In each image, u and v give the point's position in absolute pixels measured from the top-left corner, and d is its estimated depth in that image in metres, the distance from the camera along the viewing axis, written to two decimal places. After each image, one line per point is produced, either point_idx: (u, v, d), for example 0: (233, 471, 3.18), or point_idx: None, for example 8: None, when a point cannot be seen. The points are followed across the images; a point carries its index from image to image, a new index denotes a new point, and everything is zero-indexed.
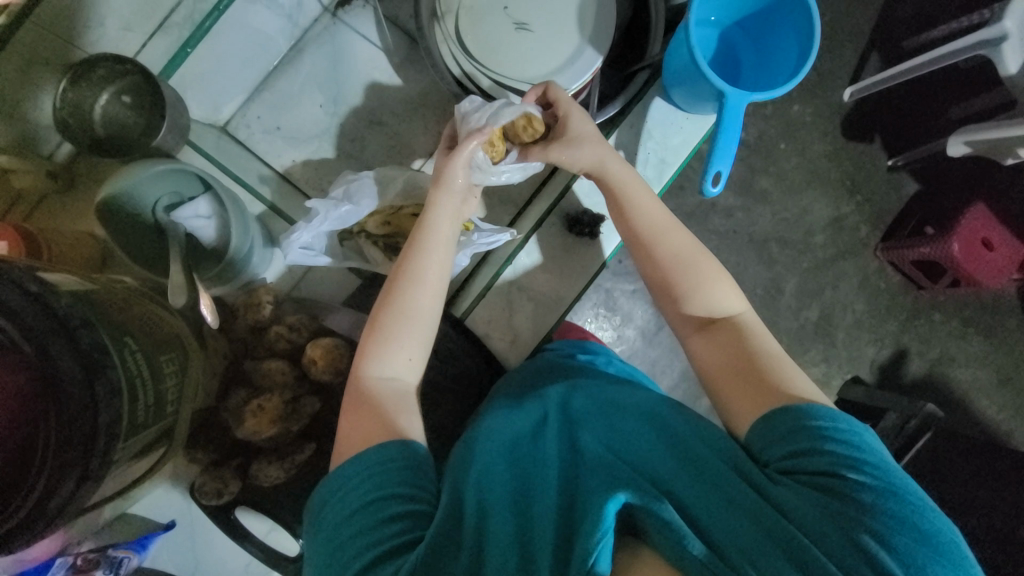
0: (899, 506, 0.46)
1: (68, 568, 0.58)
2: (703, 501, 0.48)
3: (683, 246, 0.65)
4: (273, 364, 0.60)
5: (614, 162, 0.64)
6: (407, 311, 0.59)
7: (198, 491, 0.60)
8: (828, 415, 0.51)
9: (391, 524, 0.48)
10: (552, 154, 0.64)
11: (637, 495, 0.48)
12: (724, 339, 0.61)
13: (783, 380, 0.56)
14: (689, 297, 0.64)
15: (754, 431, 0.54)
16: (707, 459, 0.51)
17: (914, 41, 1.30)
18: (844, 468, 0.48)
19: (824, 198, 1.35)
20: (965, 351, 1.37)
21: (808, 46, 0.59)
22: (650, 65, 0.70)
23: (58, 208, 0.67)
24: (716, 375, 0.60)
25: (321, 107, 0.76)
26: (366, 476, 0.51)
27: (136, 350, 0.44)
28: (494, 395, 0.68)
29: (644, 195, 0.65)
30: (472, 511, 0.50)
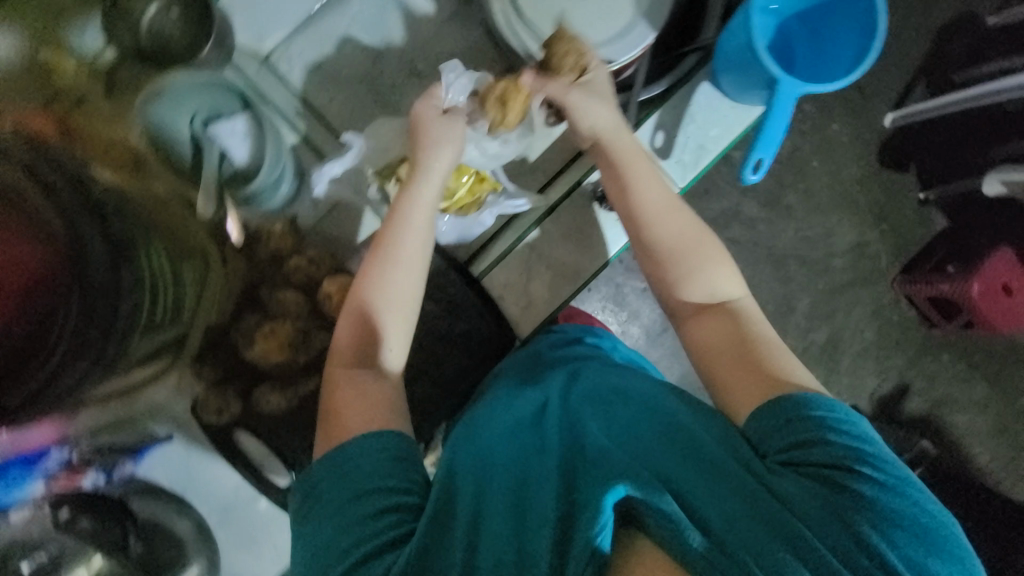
0: (898, 500, 0.45)
1: (65, 466, 0.58)
2: (702, 489, 0.45)
3: (687, 228, 0.63)
4: (287, 295, 0.61)
5: (626, 137, 0.65)
6: (382, 282, 0.59)
7: (200, 406, 0.61)
8: (825, 405, 0.51)
9: (383, 517, 0.47)
10: (570, 98, 0.64)
11: (637, 489, 0.44)
12: (720, 324, 0.60)
13: (768, 367, 0.55)
14: (683, 281, 0.62)
15: (754, 419, 0.52)
16: (708, 443, 0.49)
17: (962, 75, 1.27)
18: (845, 459, 0.47)
19: (848, 222, 1.32)
20: (969, 396, 1.35)
21: (870, 39, 0.58)
22: (701, 48, 0.70)
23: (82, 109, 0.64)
24: (708, 359, 0.59)
25: (364, 49, 0.74)
26: (353, 468, 0.50)
27: (160, 251, 0.44)
28: (494, 382, 0.67)
29: (650, 179, 0.64)
30: (467, 504, 0.49)
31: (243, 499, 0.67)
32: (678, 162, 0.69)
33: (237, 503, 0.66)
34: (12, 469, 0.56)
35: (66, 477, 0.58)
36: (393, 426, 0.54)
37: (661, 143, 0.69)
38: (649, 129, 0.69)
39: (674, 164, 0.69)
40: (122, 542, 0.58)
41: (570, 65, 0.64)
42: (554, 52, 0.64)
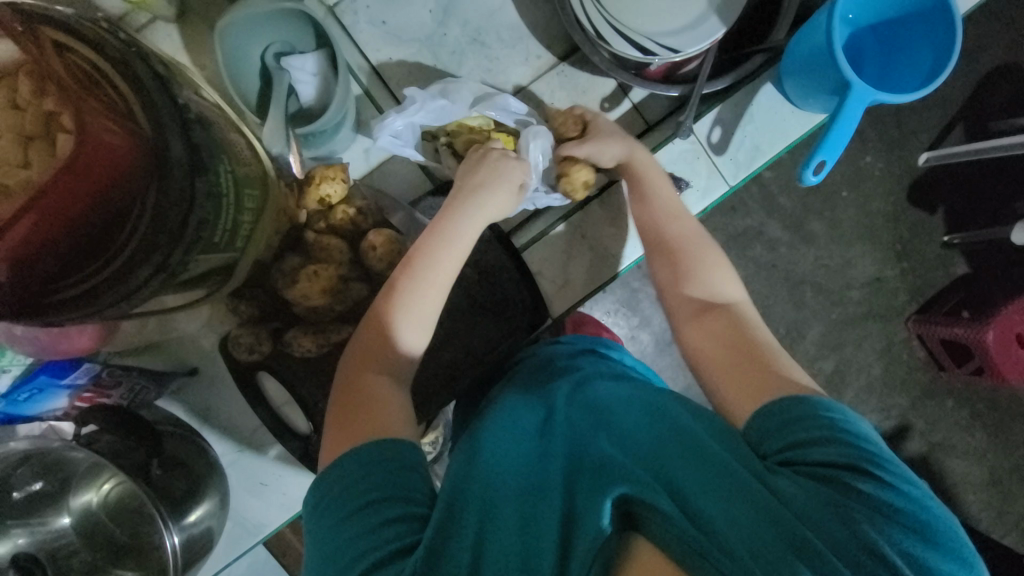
0: (903, 500, 0.43)
1: (93, 378, 0.57)
2: (703, 490, 0.43)
3: (691, 230, 0.63)
4: (332, 241, 0.60)
5: (642, 150, 0.66)
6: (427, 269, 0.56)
7: (231, 342, 0.60)
8: (825, 405, 0.48)
9: (389, 527, 0.45)
10: (589, 145, 0.64)
11: (634, 485, 0.43)
12: (722, 323, 0.57)
13: (775, 370, 0.52)
14: (691, 278, 0.60)
15: (754, 421, 0.50)
16: (707, 443, 0.46)
17: (1000, 124, 1.26)
18: (849, 459, 0.44)
19: (870, 256, 1.30)
20: (967, 443, 1.34)
21: (948, 52, 0.58)
22: (770, 49, 0.69)
23: (154, 33, 0.63)
24: (708, 364, 0.56)
25: (430, 13, 0.73)
26: (355, 480, 0.47)
27: (230, 172, 0.44)
28: (506, 386, 0.63)
29: (661, 183, 0.65)
30: (474, 506, 0.46)
31: (257, 442, 0.66)
32: (732, 161, 0.70)
33: (249, 445, 0.66)
34: (39, 377, 0.55)
35: (91, 393, 0.57)
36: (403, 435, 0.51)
37: (717, 139, 0.70)
38: (707, 123, 0.69)
39: (728, 162, 0.70)
40: (146, 464, 0.56)
41: (572, 125, 0.66)
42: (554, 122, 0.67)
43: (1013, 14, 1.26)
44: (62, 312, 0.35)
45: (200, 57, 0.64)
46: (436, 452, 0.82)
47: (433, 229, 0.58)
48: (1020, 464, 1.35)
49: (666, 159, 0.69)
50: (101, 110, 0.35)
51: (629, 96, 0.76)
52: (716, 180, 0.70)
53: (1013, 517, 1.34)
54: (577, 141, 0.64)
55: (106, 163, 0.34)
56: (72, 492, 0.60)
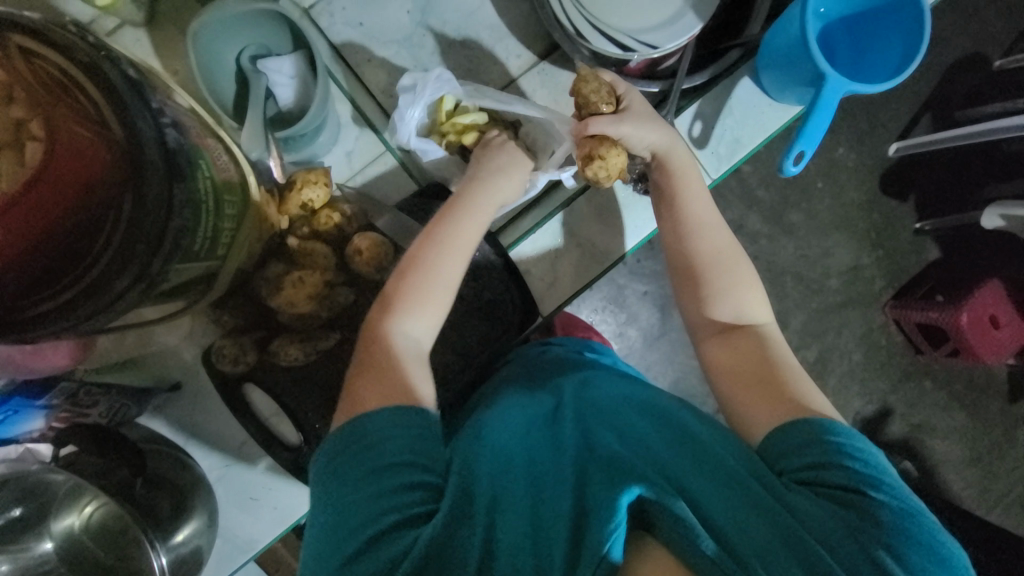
0: (918, 529, 0.43)
1: (69, 398, 0.54)
2: (720, 505, 0.43)
3: (723, 244, 0.63)
4: (316, 246, 0.59)
5: (682, 145, 0.64)
6: (431, 272, 0.56)
7: (215, 354, 0.59)
8: (844, 431, 0.49)
9: (406, 493, 0.45)
10: (624, 126, 0.60)
11: (649, 487, 0.43)
12: (745, 345, 0.59)
13: (795, 390, 0.54)
14: (719, 297, 0.61)
15: (769, 439, 0.50)
16: (722, 457, 0.47)
17: (964, 114, 1.30)
18: (863, 485, 0.45)
19: (847, 244, 1.33)
20: (946, 424, 1.38)
21: (917, 43, 0.60)
22: (745, 44, 0.70)
23: (124, 38, 0.61)
24: (727, 380, 0.57)
25: (409, 14, 0.73)
26: (378, 439, 0.47)
27: (207, 176, 0.43)
28: (502, 384, 0.64)
29: (699, 196, 0.64)
30: (483, 502, 0.45)
31: (245, 455, 0.65)
32: (713, 154, 0.71)
33: (237, 459, 0.64)
34: (12, 401, 0.52)
35: (67, 413, 0.54)
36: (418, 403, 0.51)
37: (698, 133, 0.70)
38: (688, 117, 0.70)
39: (710, 155, 0.71)
40: (131, 481, 0.55)
41: (606, 97, 0.62)
42: (580, 93, 0.62)
43: (973, 7, 1.30)
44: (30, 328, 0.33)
45: (173, 62, 0.63)
46: None
47: (444, 230, 0.58)
48: (996, 442, 1.39)
49: None
50: (69, 114, 0.33)
51: None
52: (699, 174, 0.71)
53: (992, 493, 1.38)
54: (613, 118, 0.60)
55: (78, 172, 0.33)
56: (53, 516, 0.56)
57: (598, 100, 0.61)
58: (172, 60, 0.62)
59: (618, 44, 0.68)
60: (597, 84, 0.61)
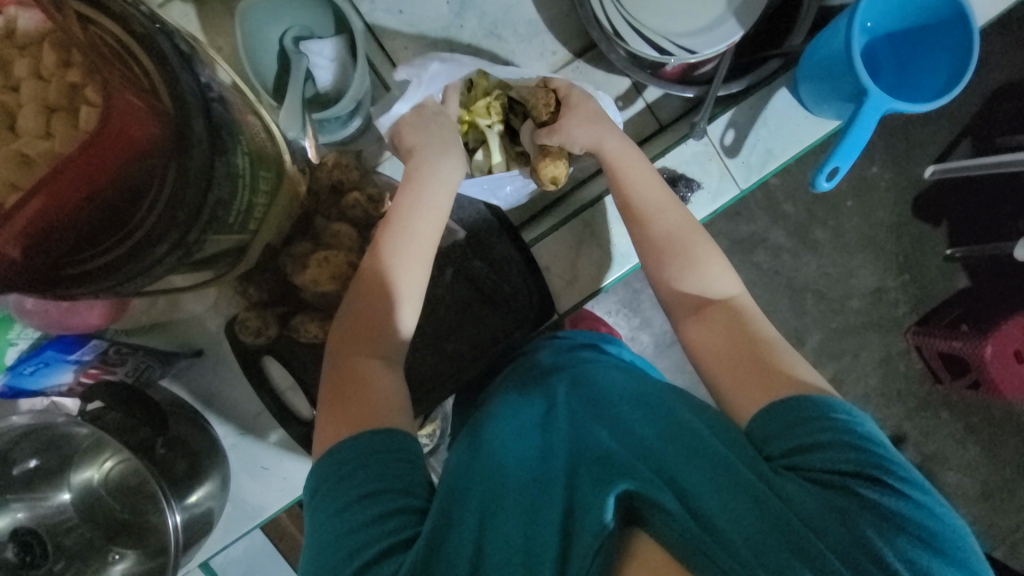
0: (907, 506, 0.44)
1: (99, 355, 0.56)
2: (710, 491, 0.43)
3: (674, 222, 0.61)
4: (342, 228, 0.60)
5: (613, 138, 0.63)
6: (390, 248, 0.56)
7: (238, 326, 0.59)
8: (833, 407, 0.49)
9: (384, 522, 0.45)
10: (560, 133, 0.63)
11: (636, 480, 0.44)
12: (722, 322, 0.57)
13: (785, 369, 0.53)
14: (682, 273, 0.60)
15: (756, 421, 0.50)
16: (710, 442, 0.46)
17: (1006, 140, 1.26)
18: (855, 465, 0.45)
19: (872, 266, 1.30)
20: (961, 457, 1.34)
21: (966, 61, 0.58)
22: (786, 54, 0.69)
23: (175, 13, 0.63)
24: (711, 361, 0.56)
25: (448, 4, 0.73)
26: (353, 468, 0.48)
27: (246, 152, 0.44)
28: (505, 379, 0.64)
29: (642, 178, 0.62)
30: (475, 506, 0.46)
31: (259, 426, 0.66)
32: (744, 163, 0.70)
33: (251, 429, 0.66)
34: (46, 352, 0.54)
35: (97, 369, 0.56)
36: (400, 424, 0.52)
37: (730, 141, 0.69)
38: (721, 125, 0.69)
39: (740, 164, 0.70)
40: (150, 442, 0.57)
41: (545, 105, 0.65)
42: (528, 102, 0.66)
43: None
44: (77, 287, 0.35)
45: (218, 38, 0.64)
46: (434, 445, 0.83)
47: (397, 227, 0.57)
48: (1011, 479, 1.35)
49: (679, 159, 0.69)
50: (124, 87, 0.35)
51: (643, 95, 0.76)
52: (727, 183, 0.70)
53: (1002, 531, 1.34)
54: (552, 128, 0.64)
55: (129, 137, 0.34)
56: (73, 469, 0.60)
57: (539, 114, 0.65)
58: (218, 35, 0.64)
59: (654, 47, 0.68)
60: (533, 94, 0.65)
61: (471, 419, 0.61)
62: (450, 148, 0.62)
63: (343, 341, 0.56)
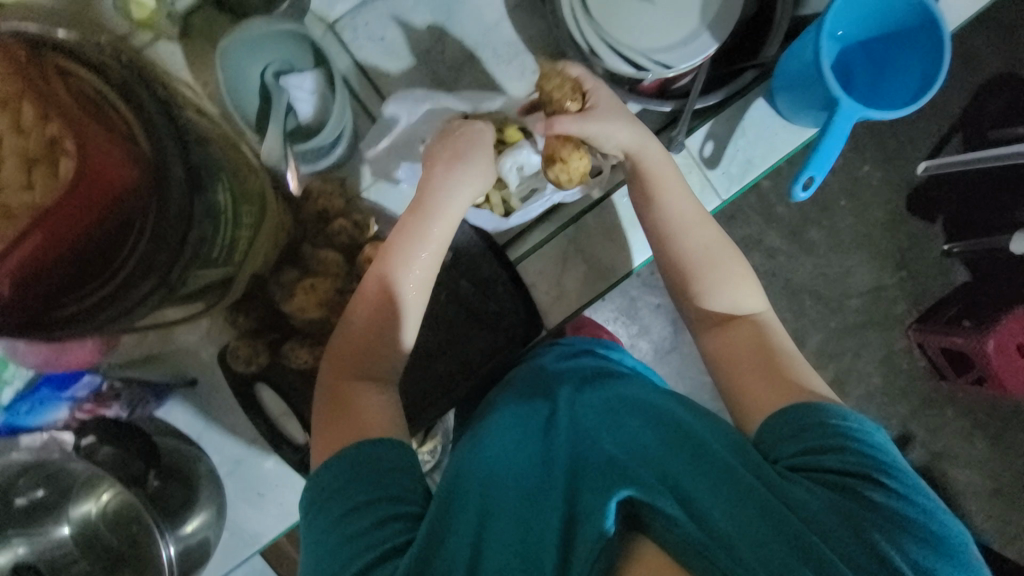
0: (914, 510, 0.44)
1: (93, 391, 0.61)
2: (710, 493, 0.43)
3: (710, 239, 0.62)
4: (329, 255, 0.61)
5: (654, 144, 0.62)
6: (403, 264, 0.57)
7: (229, 354, 0.61)
8: (841, 414, 0.50)
9: (382, 528, 0.46)
10: (590, 125, 0.59)
11: (638, 487, 0.44)
12: (746, 334, 0.59)
13: (803, 381, 0.54)
14: (711, 291, 0.61)
15: (767, 426, 0.51)
16: (715, 446, 0.47)
17: (998, 133, 1.26)
18: (860, 469, 0.46)
19: (869, 265, 1.30)
20: (970, 453, 1.33)
21: (937, 69, 0.59)
22: (761, 65, 0.69)
23: (166, 55, 0.65)
24: (728, 369, 0.58)
25: (428, 29, 0.75)
26: (351, 479, 0.49)
27: (227, 189, 0.46)
28: (500, 391, 0.64)
29: (679, 194, 0.62)
30: (473, 512, 0.46)
31: (254, 452, 0.66)
32: (725, 174, 0.71)
33: (247, 455, 0.66)
34: (41, 391, 0.59)
35: (92, 405, 0.60)
36: (393, 435, 0.53)
37: (709, 153, 0.71)
38: (699, 137, 0.70)
39: (721, 175, 0.71)
40: (144, 475, 0.59)
41: (570, 93, 0.62)
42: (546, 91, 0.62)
43: (1009, 26, 1.27)
44: (57, 331, 0.36)
45: (202, 75, 0.66)
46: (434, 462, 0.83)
47: (404, 240, 0.57)
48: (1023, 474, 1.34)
49: None
50: (104, 134, 0.36)
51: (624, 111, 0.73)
52: (708, 194, 0.71)
53: (1016, 527, 1.32)
54: (579, 118, 0.60)
55: (108, 183, 0.35)
56: (71, 503, 0.56)
57: (559, 99, 0.61)
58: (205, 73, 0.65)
59: (633, 64, 0.69)
60: (551, 86, 0.62)
61: (467, 430, 0.61)
62: (478, 148, 0.60)
63: (347, 356, 0.57)
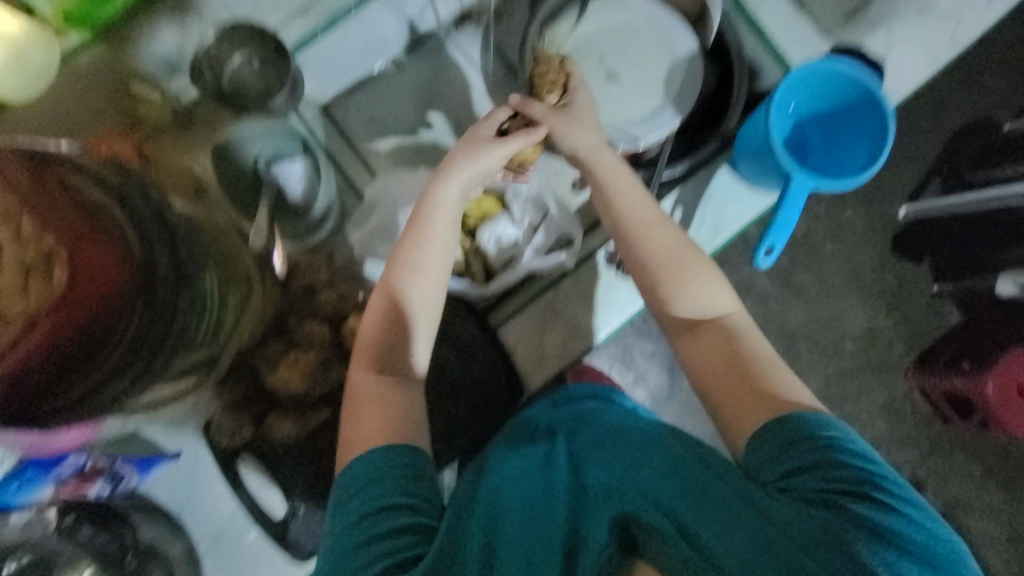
0: (901, 522, 0.47)
1: (78, 470, 0.58)
2: (694, 510, 0.47)
3: (670, 241, 0.65)
4: (314, 327, 0.64)
5: (603, 155, 0.66)
6: (408, 259, 0.62)
7: (213, 428, 0.63)
8: (827, 429, 0.53)
9: (395, 539, 0.50)
10: (554, 118, 0.67)
11: (632, 507, 0.48)
12: (715, 341, 0.62)
13: (780, 392, 0.57)
14: (676, 296, 0.64)
15: (754, 445, 0.54)
16: (704, 471, 0.50)
17: (979, 176, 1.26)
18: (846, 484, 0.49)
19: (860, 308, 1.30)
20: (982, 496, 1.29)
21: (880, 148, 0.64)
22: (722, 138, 0.75)
23: (167, 143, 0.66)
24: (708, 381, 0.61)
25: (415, 109, 0.81)
26: (366, 484, 0.53)
27: (214, 277, 0.49)
28: (511, 424, 0.67)
29: (633, 195, 0.66)
30: (478, 532, 0.50)
31: (235, 527, 0.66)
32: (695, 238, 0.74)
33: (228, 530, 0.66)
34: (27, 471, 0.56)
35: (77, 482, 0.58)
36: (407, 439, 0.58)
37: (679, 218, 0.74)
38: (668, 204, 0.74)
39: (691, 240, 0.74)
40: (121, 558, 0.60)
41: (552, 82, 0.71)
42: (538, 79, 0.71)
43: (981, 69, 1.28)
44: (49, 420, 0.39)
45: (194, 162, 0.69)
46: None
47: (409, 241, 0.63)
48: None
49: None
50: (100, 240, 0.39)
51: None
52: None
53: None
54: (547, 108, 0.67)
55: (101, 286, 0.38)
56: None
57: (548, 84, 0.71)
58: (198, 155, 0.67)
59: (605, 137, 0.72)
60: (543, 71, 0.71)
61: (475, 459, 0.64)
62: (479, 142, 0.65)
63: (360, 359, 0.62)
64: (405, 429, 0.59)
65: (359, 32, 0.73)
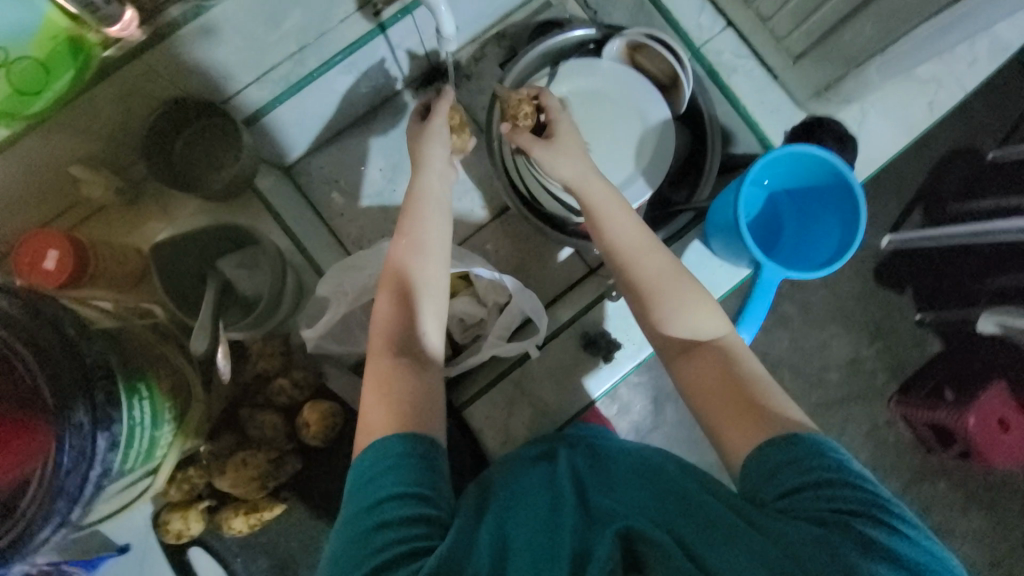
0: (914, 552, 0.39)
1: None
2: (704, 539, 0.40)
3: (663, 265, 0.58)
4: (266, 418, 0.62)
5: (596, 180, 0.61)
6: (415, 247, 0.58)
7: (159, 525, 0.62)
8: (825, 446, 0.45)
9: (401, 528, 0.42)
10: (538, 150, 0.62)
11: (644, 522, 0.42)
12: (710, 365, 0.53)
13: (777, 408, 0.49)
14: (670, 319, 0.56)
15: (748, 466, 0.46)
16: (695, 497, 0.44)
17: (959, 207, 1.16)
18: (853, 504, 0.41)
19: (844, 336, 1.17)
20: (966, 526, 1.17)
21: (852, 233, 0.61)
22: (696, 209, 0.73)
23: (111, 219, 0.69)
24: (701, 400, 0.52)
25: (381, 171, 0.78)
26: (388, 468, 0.46)
27: (146, 398, 0.48)
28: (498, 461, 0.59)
29: (617, 218, 0.60)
30: (487, 544, 0.43)
31: None
32: None
33: None
34: None
35: None
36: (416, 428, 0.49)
37: None
38: None
39: None
40: None
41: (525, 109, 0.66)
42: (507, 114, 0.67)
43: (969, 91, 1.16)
44: None
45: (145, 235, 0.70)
46: None
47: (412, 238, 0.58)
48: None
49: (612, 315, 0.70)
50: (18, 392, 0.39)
51: None
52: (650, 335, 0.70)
53: None
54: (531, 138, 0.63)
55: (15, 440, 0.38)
56: None
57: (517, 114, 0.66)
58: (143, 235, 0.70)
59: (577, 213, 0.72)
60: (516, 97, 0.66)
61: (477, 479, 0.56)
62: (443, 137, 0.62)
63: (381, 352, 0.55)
64: (421, 413, 0.51)
65: (321, 96, 0.68)
